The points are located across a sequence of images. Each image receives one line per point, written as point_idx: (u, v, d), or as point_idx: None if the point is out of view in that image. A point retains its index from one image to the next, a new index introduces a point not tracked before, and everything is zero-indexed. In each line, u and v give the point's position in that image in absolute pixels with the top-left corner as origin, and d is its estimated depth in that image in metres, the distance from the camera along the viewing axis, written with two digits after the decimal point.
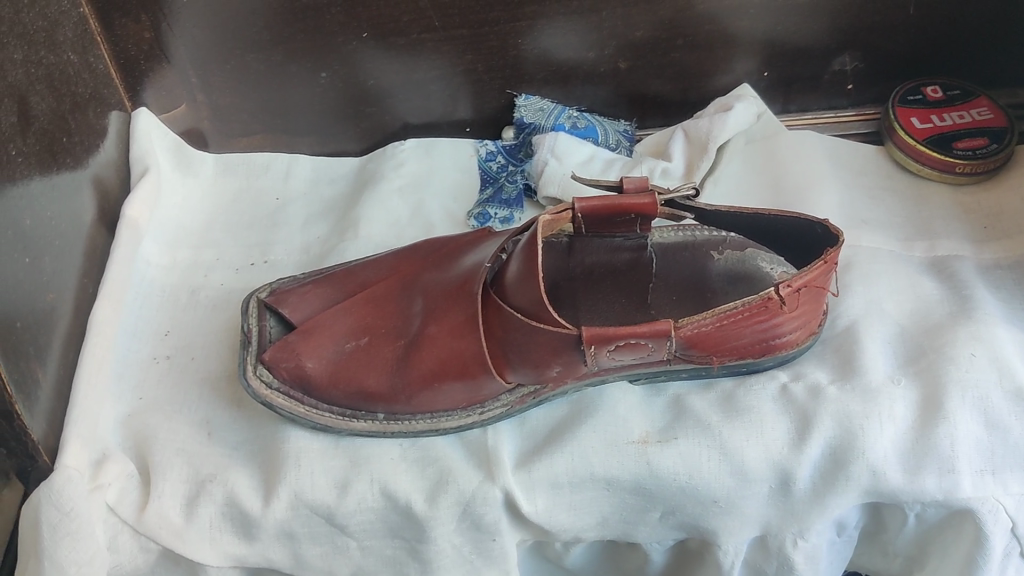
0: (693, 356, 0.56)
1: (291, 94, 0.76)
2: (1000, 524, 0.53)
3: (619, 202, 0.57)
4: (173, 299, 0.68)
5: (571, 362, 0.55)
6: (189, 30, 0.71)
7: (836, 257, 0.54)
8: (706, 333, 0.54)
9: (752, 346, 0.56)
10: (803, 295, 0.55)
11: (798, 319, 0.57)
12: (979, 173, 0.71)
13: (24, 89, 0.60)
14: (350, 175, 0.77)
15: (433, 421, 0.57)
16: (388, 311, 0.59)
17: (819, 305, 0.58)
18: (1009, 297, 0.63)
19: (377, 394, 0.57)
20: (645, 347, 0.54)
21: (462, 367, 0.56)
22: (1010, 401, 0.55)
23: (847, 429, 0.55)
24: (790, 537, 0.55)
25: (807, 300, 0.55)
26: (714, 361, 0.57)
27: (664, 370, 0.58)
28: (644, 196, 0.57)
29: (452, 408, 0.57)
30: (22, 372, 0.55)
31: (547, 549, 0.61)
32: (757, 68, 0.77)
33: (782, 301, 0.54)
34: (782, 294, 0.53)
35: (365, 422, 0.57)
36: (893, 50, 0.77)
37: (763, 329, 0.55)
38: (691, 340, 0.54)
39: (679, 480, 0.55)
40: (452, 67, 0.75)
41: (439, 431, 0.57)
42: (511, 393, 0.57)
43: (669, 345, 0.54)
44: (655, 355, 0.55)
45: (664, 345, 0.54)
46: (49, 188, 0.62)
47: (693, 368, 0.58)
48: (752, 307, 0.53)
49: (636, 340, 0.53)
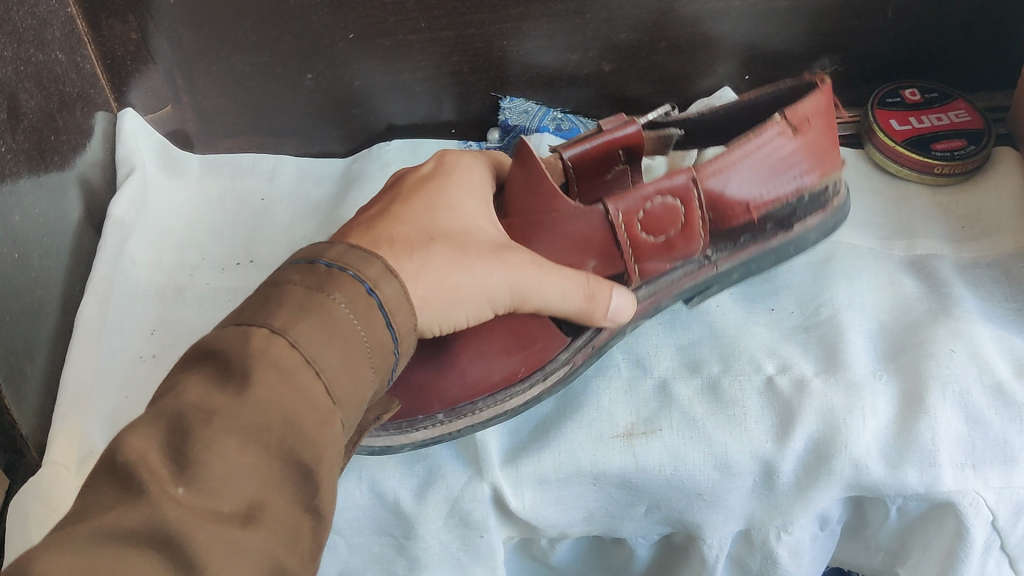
0: (726, 217, 0.54)
1: (277, 94, 0.77)
2: (981, 517, 0.53)
3: (603, 140, 0.57)
4: (159, 298, 0.68)
5: (608, 257, 0.54)
6: (174, 31, 0.71)
7: (825, 87, 0.56)
8: (732, 178, 0.53)
9: (778, 193, 0.55)
10: (809, 128, 0.55)
11: (813, 162, 0.56)
12: (957, 173, 0.72)
13: (14, 87, 0.60)
14: (336, 176, 0.77)
15: (496, 404, 0.53)
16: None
17: (833, 145, 0.58)
18: (988, 295, 0.64)
19: (436, 395, 0.52)
20: (689, 228, 0.53)
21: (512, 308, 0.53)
22: (990, 396, 0.56)
23: (831, 423, 0.55)
24: (774, 531, 0.56)
25: (814, 136, 0.56)
26: (751, 212, 0.55)
27: (714, 278, 0.58)
28: (624, 126, 0.57)
29: (509, 384, 0.54)
30: (11, 365, 0.57)
31: (533, 546, 0.62)
32: (738, 72, 0.79)
33: (790, 128, 0.54)
34: (788, 117, 0.54)
35: (424, 429, 0.53)
36: (872, 54, 0.78)
37: (783, 169, 0.55)
38: (726, 192, 0.53)
39: (665, 472, 0.55)
40: (436, 69, 0.76)
41: (505, 413, 0.54)
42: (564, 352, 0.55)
43: (700, 210, 0.53)
44: (693, 228, 0.53)
45: (694, 201, 0.52)
46: (38, 186, 0.62)
47: (742, 267, 0.58)
48: (768, 139, 0.54)
49: (661, 198, 0.52)
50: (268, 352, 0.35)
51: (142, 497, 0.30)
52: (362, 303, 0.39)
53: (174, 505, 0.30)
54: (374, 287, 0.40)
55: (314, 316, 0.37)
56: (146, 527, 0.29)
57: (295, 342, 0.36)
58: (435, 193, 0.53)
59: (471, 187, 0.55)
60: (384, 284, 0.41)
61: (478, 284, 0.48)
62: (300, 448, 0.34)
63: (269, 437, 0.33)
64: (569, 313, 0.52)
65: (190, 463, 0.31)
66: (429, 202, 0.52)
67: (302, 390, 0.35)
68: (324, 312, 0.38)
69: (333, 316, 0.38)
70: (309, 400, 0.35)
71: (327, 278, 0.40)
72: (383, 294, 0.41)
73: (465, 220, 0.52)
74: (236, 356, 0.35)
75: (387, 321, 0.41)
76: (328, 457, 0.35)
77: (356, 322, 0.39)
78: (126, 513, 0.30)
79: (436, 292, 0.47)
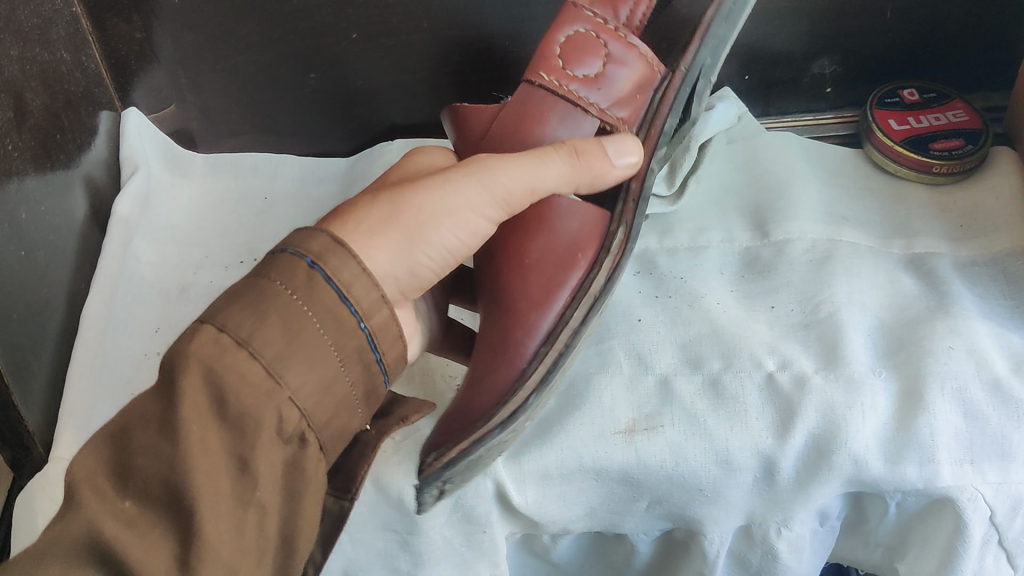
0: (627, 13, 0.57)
1: (280, 93, 0.78)
2: (979, 512, 0.54)
3: None
4: (163, 296, 0.68)
5: (573, 120, 0.53)
6: (178, 30, 0.72)
7: None
8: None
9: None
10: None
11: None
12: (955, 173, 0.72)
13: (19, 86, 0.61)
14: (339, 175, 0.77)
15: (585, 300, 0.51)
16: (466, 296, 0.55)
17: None
18: (986, 293, 0.65)
19: (521, 329, 0.50)
20: (620, 40, 0.54)
21: (542, 214, 0.51)
22: (989, 392, 0.56)
23: (831, 418, 0.56)
24: (774, 526, 0.57)
25: None
26: None
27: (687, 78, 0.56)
28: None
29: (581, 279, 0.51)
30: (19, 362, 0.57)
31: (535, 542, 0.62)
32: (737, 72, 0.80)
33: None
34: None
35: (535, 365, 0.49)
36: (870, 54, 0.79)
37: None
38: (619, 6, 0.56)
39: (666, 468, 0.56)
40: (438, 69, 0.76)
41: (596, 301, 0.51)
42: (609, 227, 0.53)
43: (609, 23, 0.55)
44: (619, 36, 0.55)
45: (591, 22, 0.54)
46: (44, 184, 0.63)
47: (708, 49, 0.56)
48: None
49: (565, 40, 0.54)
50: (195, 341, 0.36)
51: (79, 512, 0.34)
52: (301, 273, 0.38)
53: (110, 517, 0.34)
54: (314, 259, 0.39)
55: (249, 301, 0.38)
56: (86, 536, 0.33)
57: (223, 327, 0.37)
58: (381, 178, 0.51)
59: (420, 157, 0.53)
60: (329, 257, 0.39)
61: (439, 202, 0.46)
62: (237, 448, 0.36)
63: (203, 430, 0.35)
64: (571, 171, 0.50)
65: (132, 474, 0.35)
66: (376, 184, 0.50)
67: (230, 382, 0.36)
68: (262, 298, 0.38)
69: (269, 296, 0.38)
70: (238, 394, 0.36)
71: (270, 261, 0.40)
72: (329, 267, 0.39)
73: (415, 175, 0.50)
74: (173, 353, 0.36)
75: (347, 302, 0.39)
76: (264, 451, 0.36)
77: (302, 304, 0.38)
78: (67, 526, 0.33)
79: (385, 222, 0.44)
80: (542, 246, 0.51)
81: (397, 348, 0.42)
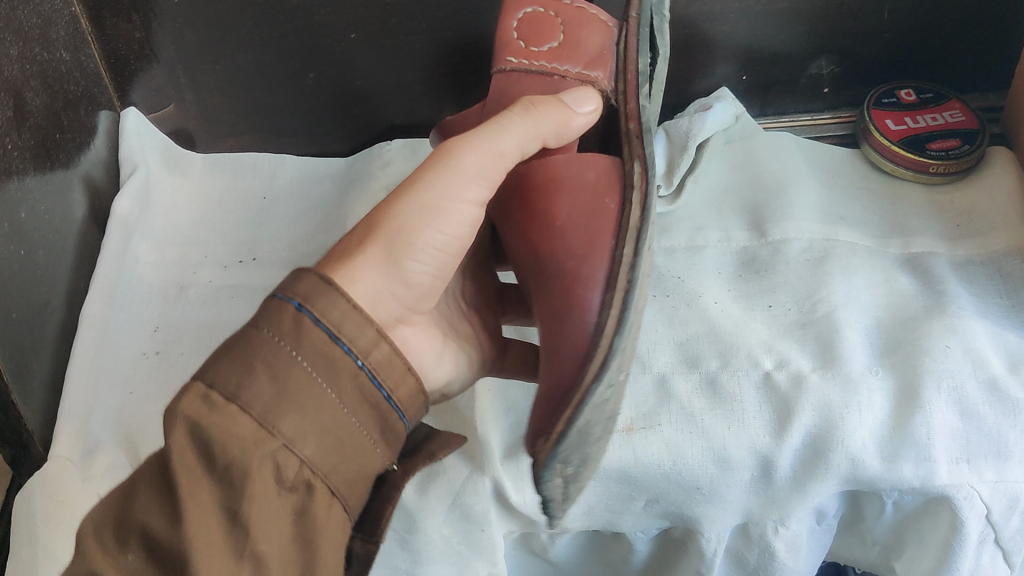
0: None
1: (279, 93, 0.78)
2: (975, 510, 0.54)
3: None
4: (162, 295, 0.68)
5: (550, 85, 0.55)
6: (177, 30, 0.72)
7: None
8: None
9: None
10: None
11: None
12: (952, 173, 0.73)
13: (19, 85, 0.61)
14: (337, 175, 0.77)
15: (631, 235, 0.45)
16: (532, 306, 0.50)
17: None
18: (982, 292, 0.65)
19: (580, 283, 0.44)
20: (570, 8, 0.57)
21: (554, 176, 0.49)
22: (985, 391, 0.56)
23: (828, 417, 0.56)
24: (771, 525, 0.57)
25: None
26: None
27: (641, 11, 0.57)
28: None
29: (619, 220, 0.46)
30: (18, 360, 0.57)
31: (533, 541, 0.62)
32: (735, 72, 0.80)
33: None
34: None
35: (608, 309, 0.42)
36: (867, 55, 0.79)
37: None
38: None
39: (664, 467, 0.56)
40: (437, 69, 0.77)
41: (643, 230, 0.45)
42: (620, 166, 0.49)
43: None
44: (568, 6, 0.57)
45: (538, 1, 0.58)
46: (44, 183, 0.63)
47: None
48: None
49: (519, 23, 0.57)
50: (183, 399, 0.36)
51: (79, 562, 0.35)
52: (288, 322, 0.38)
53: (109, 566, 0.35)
54: (300, 303, 0.38)
55: (238, 354, 0.37)
56: None
57: (211, 383, 0.36)
58: None
59: None
60: (316, 299, 0.38)
61: (405, 199, 0.44)
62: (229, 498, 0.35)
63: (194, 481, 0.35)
64: (529, 122, 0.48)
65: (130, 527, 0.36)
66: None
67: (220, 437, 0.35)
68: (247, 348, 0.37)
69: (256, 347, 0.37)
70: (228, 448, 0.35)
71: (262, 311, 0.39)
72: (317, 309, 0.38)
73: None
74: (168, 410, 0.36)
75: (341, 343, 0.38)
76: (259, 503, 0.36)
77: (292, 349, 0.37)
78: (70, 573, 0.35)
79: (368, 244, 0.43)
80: (568, 205, 0.48)
81: (407, 383, 0.41)
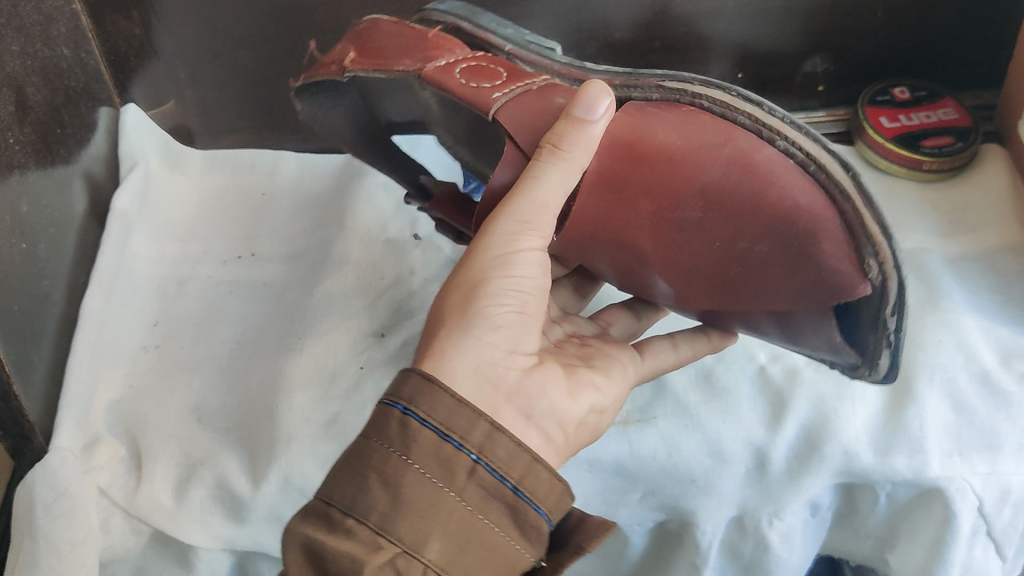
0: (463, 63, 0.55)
1: (278, 91, 0.78)
2: (968, 502, 0.54)
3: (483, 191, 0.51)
4: (161, 292, 0.69)
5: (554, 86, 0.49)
6: (177, 27, 0.73)
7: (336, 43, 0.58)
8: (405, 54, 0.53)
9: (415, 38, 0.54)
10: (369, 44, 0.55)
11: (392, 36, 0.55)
12: (945, 169, 0.73)
13: (21, 80, 0.61)
14: (335, 171, 0.78)
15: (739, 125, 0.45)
16: (712, 256, 0.46)
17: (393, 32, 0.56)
18: (975, 287, 0.66)
19: (746, 179, 0.44)
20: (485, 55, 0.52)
21: (629, 127, 0.46)
22: (976, 384, 0.57)
23: (821, 410, 0.57)
24: (765, 517, 0.57)
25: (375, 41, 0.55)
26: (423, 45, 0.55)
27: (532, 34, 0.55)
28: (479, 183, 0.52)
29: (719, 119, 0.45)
30: (19, 352, 0.58)
31: None
32: (731, 71, 0.80)
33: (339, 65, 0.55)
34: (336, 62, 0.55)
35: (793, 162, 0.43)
36: (861, 54, 0.80)
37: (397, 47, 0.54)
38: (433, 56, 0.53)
39: (660, 459, 0.57)
40: None
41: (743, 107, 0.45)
42: (648, 98, 0.47)
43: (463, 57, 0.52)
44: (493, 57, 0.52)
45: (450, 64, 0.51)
46: (45, 178, 0.64)
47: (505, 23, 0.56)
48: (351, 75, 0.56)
49: (471, 83, 0.49)
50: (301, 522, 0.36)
51: None
52: (395, 431, 0.37)
53: None
54: (404, 407, 0.38)
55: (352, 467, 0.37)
56: None
57: (331, 500, 0.37)
58: None
59: None
60: (416, 400, 0.38)
61: (467, 277, 0.44)
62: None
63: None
64: (563, 166, 0.45)
65: None
66: None
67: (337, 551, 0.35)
68: (361, 460, 0.37)
69: (371, 458, 0.37)
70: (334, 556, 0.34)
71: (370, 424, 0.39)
72: (421, 409, 0.37)
73: None
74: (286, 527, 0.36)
75: (452, 441, 0.37)
76: None
77: (401, 455, 0.37)
78: None
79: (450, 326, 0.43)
80: (672, 135, 0.45)
81: (534, 473, 0.39)
